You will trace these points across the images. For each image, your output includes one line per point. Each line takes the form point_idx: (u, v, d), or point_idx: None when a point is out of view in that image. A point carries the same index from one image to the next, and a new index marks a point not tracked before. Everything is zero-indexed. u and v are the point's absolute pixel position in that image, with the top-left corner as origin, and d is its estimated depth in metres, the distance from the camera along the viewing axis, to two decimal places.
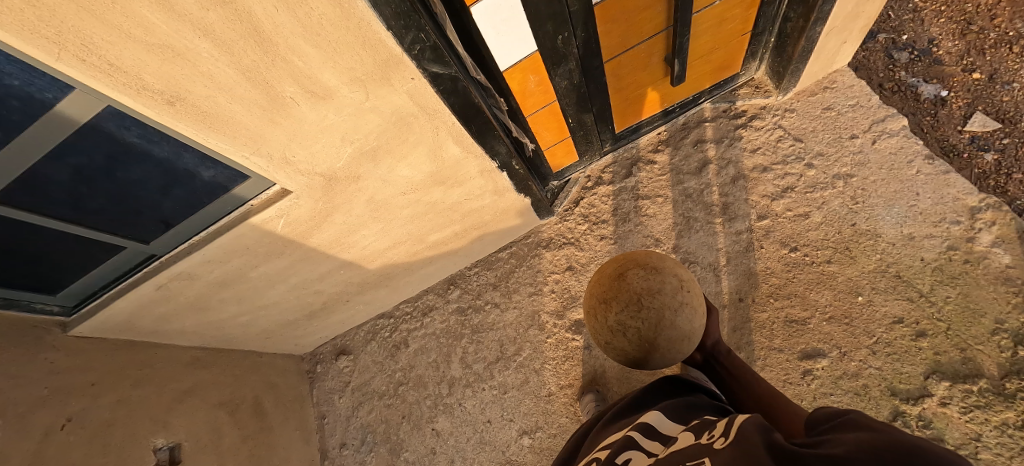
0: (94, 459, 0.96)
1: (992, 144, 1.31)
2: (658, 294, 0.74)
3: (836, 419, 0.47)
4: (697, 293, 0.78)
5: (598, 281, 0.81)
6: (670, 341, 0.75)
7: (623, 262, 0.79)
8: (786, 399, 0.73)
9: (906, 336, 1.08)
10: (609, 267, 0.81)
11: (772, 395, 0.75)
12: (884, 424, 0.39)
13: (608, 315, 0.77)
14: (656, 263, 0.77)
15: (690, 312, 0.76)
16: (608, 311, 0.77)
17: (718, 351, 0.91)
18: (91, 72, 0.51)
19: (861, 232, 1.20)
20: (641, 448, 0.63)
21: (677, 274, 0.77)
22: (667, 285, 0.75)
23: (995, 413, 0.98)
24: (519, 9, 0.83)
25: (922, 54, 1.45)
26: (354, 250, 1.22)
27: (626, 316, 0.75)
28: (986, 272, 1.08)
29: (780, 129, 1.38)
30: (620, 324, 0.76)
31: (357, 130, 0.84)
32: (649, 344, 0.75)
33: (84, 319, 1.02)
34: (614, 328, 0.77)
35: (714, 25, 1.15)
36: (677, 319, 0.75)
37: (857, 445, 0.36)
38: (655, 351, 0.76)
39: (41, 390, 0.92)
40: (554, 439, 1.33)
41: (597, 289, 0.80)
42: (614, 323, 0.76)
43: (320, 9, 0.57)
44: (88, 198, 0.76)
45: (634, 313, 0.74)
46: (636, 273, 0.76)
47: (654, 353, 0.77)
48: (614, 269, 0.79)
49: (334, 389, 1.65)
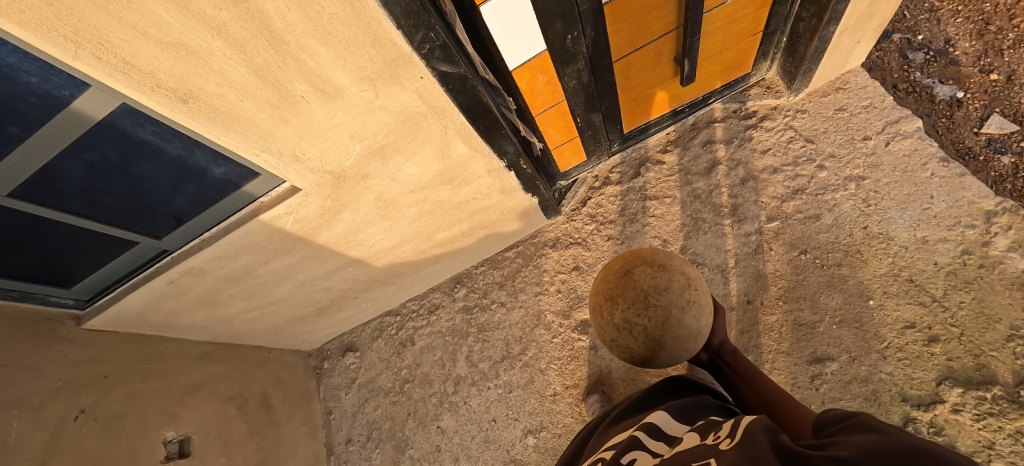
0: (107, 449, 0.98)
1: (1009, 147, 1.28)
2: (665, 292, 0.74)
3: (843, 421, 0.46)
4: (705, 296, 0.78)
5: (603, 278, 0.81)
6: (677, 339, 0.75)
7: (630, 260, 0.79)
8: (791, 400, 0.71)
9: (917, 341, 1.07)
10: (615, 268, 0.79)
11: (776, 395, 0.74)
12: (892, 426, 0.38)
13: (614, 313, 0.76)
14: (664, 260, 0.77)
15: (697, 310, 0.76)
16: (614, 308, 0.77)
17: (724, 350, 0.89)
18: (107, 69, 0.52)
19: (873, 235, 1.18)
20: (646, 449, 0.62)
21: (685, 272, 0.77)
22: (674, 283, 0.75)
23: (1009, 421, 0.96)
24: (528, 8, 0.82)
25: (938, 54, 1.43)
26: (362, 247, 1.23)
27: (632, 314, 0.75)
28: (1001, 277, 1.06)
29: (791, 129, 1.36)
30: (626, 322, 0.75)
31: (367, 129, 0.84)
32: (656, 343, 0.75)
33: (96, 313, 1.03)
34: (620, 326, 0.76)
35: (725, 25, 1.14)
36: (684, 317, 0.74)
37: (871, 444, 0.36)
38: (661, 350, 0.75)
39: (55, 382, 0.94)
40: (559, 439, 1.34)
41: (603, 286, 0.80)
42: (620, 321, 0.76)
43: (330, 8, 0.57)
44: (103, 194, 0.77)
45: (640, 310, 0.74)
46: (644, 270, 0.76)
47: (660, 352, 0.76)
48: (621, 266, 0.78)
49: (340, 385, 1.66)
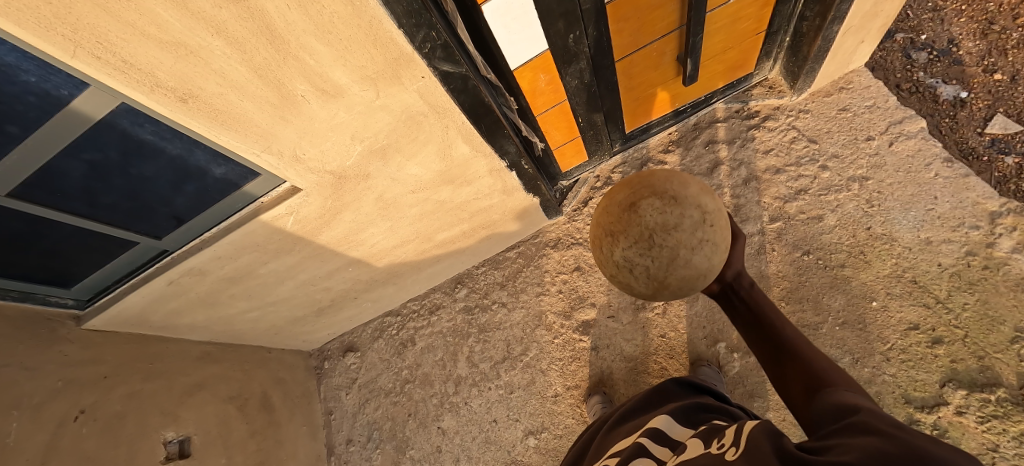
0: (107, 450, 0.98)
1: (1013, 147, 1.27)
2: (673, 230, 0.68)
3: (842, 411, 0.44)
4: (722, 234, 0.71)
5: (608, 211, 0.75)
6: (683, 279, 0.70)
7: (638, 190, 0.72)
8: (820, 355, 0.58)
9: (921, 342, 1.06)
10: (620, 200, 0.73)
11: (799, 345, 0.60)
12: (894, 426, 0.37)
13: (614, 249, 0.72)
14: (676, 192, 0.70)
15: (709, 249, 0.69)
16: (615, 245, 0.72)
17: (739, 284, 0.73)
18: (106, 69, 0.51)
19: (876, 236, 1.18)
20: (651, 455, 0.62)
21: (699, 206, 0.70)
22: (685, 220, 0.68)
23: (1013, 424, 0.96)
24: (530, 8, 0.82)
25: (941, 54, 1.42)
26: (363, 248, 1.22)
27: (634, 253, 0.70)
28: (1006, 278, 1.05)
29: (794, 129, 1.36)
30: (627, 260, 0.71)
31: (367, 128, 0.84)
32: (659, 282, 0.71)
33: (97, 313, 1.03)
34: (621, 263, 0.72)
35: (728, 24, 1.13)
36: (694, 257, 0.68)
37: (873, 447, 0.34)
38: (665, 288, 0.72)
39: (55, 383, 0.94)
40: (560, 440, 1.33)
41: (605, 220, 0.75)
42: (621, 258, 0.72)
43: (331, 7, 0.57)
44: (102, 194, 0.77)
45: (643, 249, 0.69)
46: (651, 204, 0.69)
47: (664, 291, 0.72)
48: (626, 198, 0.72)
49: (341, 385, 1.65)
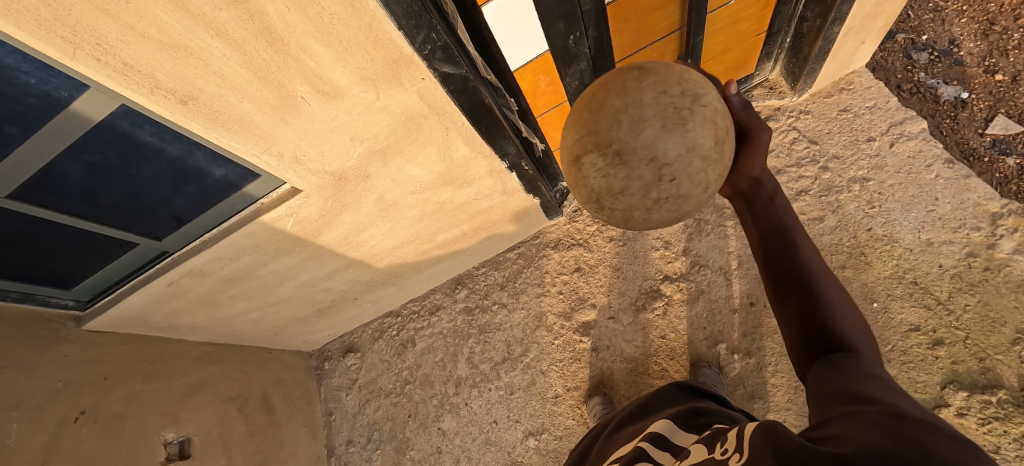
0: (107, 451, 0.99)
1: (1015, 148, 1.26)
2: (620, 195, 0.53)
3: (848, 391, 0.38)
4: (695, 181, 0.51)
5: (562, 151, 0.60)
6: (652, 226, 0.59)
7: (582, 138, 0.54)
8: (835, 291, 0.50)
9: (922, 344, 1.06)
10: (570, 142, 0.56)
11: (815, 280, 0.51)
12: (902, 413, 0.31)
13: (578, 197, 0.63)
14: (623, 145, 0.50)
15: (676, 203, 0.53)
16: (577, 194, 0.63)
17: (759, 189, 0.57)
18: (106, 70, 0.51)
19: (877, 237, 1.17)
20: (652, 459, 0.62)
21: (657, 156, 0.49)
22: (635, 181, 0.51)
23: (1014, 426, 0.96)
24: (530, 9, 0.82)
25: (942, 55, 1.42)
26: (363, 248, 1.22)
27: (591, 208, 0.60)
28: (1007, 280, 1.05)
29: (795, 130, 1.35)
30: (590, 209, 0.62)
31: (367, 129, 0.83)
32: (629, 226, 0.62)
33: (97, 313, 1.03)
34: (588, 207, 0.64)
35: (729, 25, 1.13)
36: (653, 215, 0.54)
37: (872, 435, 0.30)
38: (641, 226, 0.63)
39: (55, 383, 0.94)
40: (560, 441, 1.34)
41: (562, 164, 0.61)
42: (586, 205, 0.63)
43: (331, 8, 0.57)
44: (102, 196, 0.77)
45: (597, 207, 0.58)
46: (593, 162, 0.53)
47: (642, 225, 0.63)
48: (571, 148, 0.56)
49: (341, 386, 1.65)
